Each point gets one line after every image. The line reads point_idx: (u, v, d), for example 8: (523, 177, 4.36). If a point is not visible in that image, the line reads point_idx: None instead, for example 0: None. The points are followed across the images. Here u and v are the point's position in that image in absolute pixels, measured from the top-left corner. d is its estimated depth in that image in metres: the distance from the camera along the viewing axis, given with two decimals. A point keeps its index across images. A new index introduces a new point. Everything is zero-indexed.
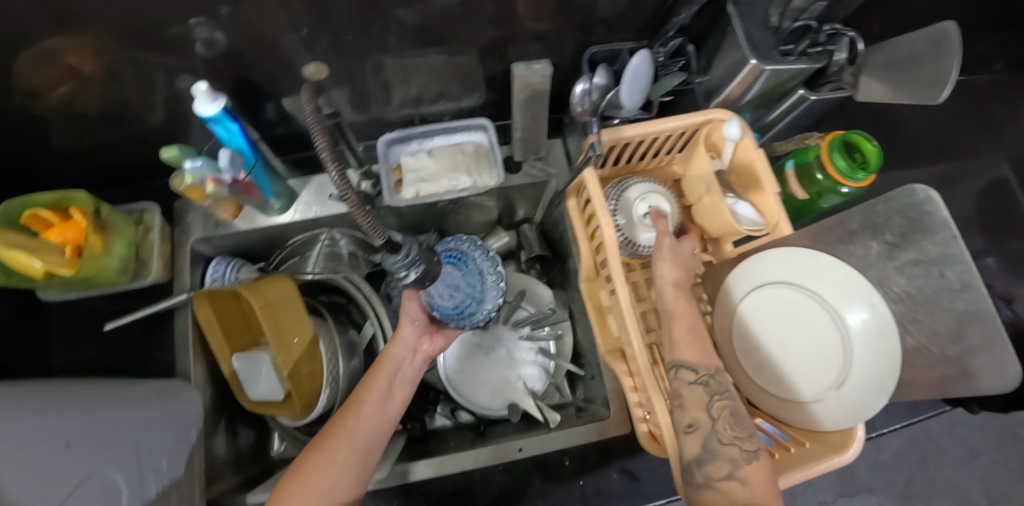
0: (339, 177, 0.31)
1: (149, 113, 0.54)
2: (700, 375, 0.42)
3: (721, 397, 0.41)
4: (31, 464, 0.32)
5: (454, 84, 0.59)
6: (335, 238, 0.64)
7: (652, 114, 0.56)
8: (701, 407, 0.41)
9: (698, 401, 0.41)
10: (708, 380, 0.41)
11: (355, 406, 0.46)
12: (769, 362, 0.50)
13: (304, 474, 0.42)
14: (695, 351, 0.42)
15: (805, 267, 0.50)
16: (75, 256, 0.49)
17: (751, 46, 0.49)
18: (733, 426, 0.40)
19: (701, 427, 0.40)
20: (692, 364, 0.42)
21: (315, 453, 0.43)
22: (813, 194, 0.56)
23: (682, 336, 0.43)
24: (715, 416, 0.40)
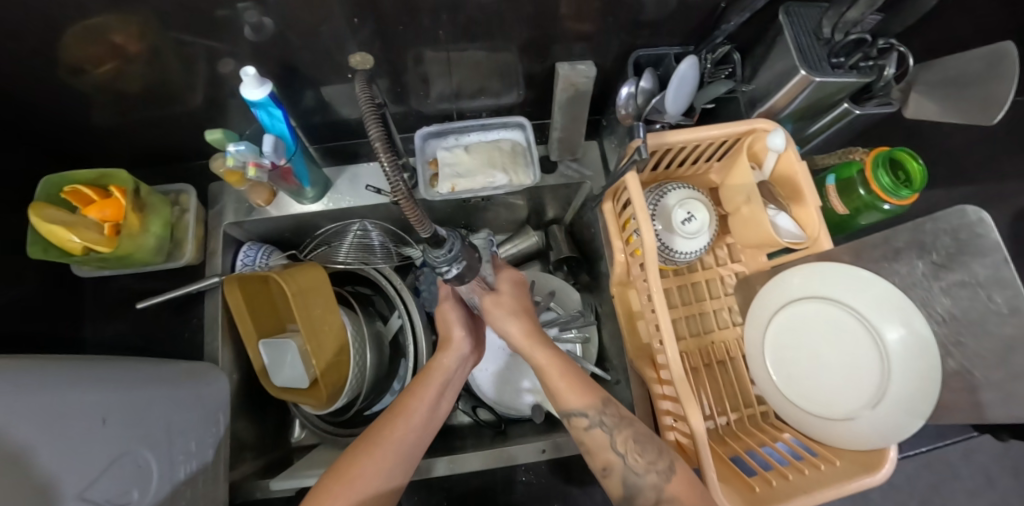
0: (391, 165, 0.32)
1: (191, 95, 0.55)
2: (593, 418, 0.43)
3: (620, 431, 0.42)
4: (68, 439, 0.32)
5: (492, 80, 0.59)
6: (366, 230, 0.60)
7: (694, 120, 0.55)
8: (607, 450, 0.42)
9: (600, 446, 0.43)
10: (599, 421, 0.43)
11: (406, 412, 0.45)
12: (800, 377, 0.49)
13: (349, 477, 0.40)
14: (577, 399, 0.44)
15: (844, 282, 0.49)
16: (114, 234, 0.49)
17: (802, 56, 0.48)
18: (641, 454, 0.41)
19: (614, 469, 0.42)
20: (579, 411, 0.43)
21: (360, 457, 0.42)
22: (853, 210, 0.55)
23: (562, 386, 0.45)
24: (622, 452, 0.42)
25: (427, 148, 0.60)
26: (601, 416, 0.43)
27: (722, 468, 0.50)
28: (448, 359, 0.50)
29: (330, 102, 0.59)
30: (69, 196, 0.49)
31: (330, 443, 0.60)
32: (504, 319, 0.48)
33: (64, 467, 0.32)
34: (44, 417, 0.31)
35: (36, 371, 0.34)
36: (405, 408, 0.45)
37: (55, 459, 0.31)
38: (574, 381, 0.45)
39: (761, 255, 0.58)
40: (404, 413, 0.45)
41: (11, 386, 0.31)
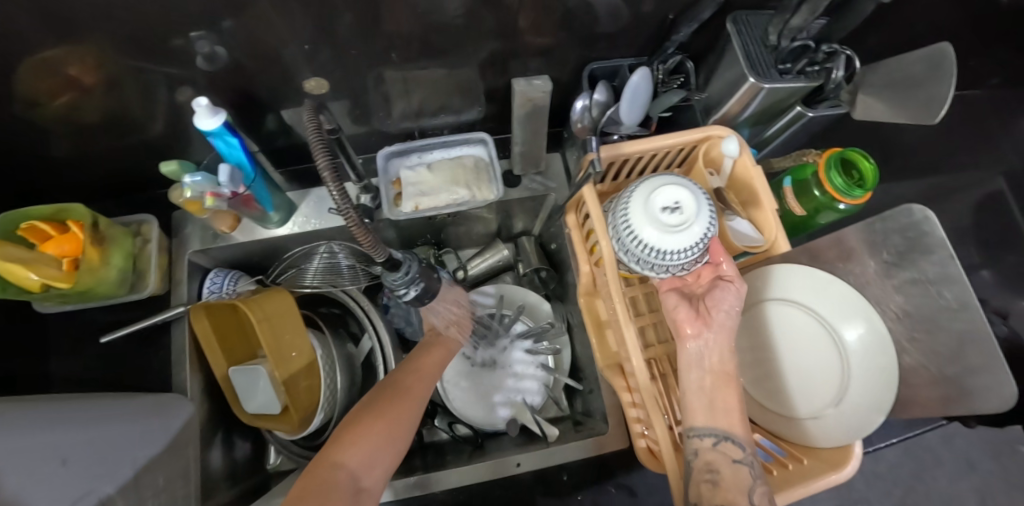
0: (339, 194, 0.32)
1: (150, 124, 0.54)
2: (747, 456, 0.39)
3: (761, 481, 0.39)
4: (23, 482, 0.32)
5: (454, 97, 0.59)
6: (334, 251, 0.60)
7: (650, 130, 0.56)
8: (741, 490, 0.38)
9: (739, 484, 0.38)
10: (750, 460, 0.39)
11: (419, 376, 0.50)
12: (767, 377, 0.50)
13: (381, 418, 0.43)
14: (736, 425, 0.40)
15: (807, 284, 0.50)
16: (72, 269, 0.49)
17: (750, 63, 0.49)
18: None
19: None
20: (738, 441, 0.39)
21: (387, 406, 0.45)
22: (811, 210, 0.56)
23: (730, 405, 0.40)
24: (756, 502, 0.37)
25: (387, 170, 0.59)
26: (753, 457, 0.40)
27: None
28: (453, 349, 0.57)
29: (292, 125, 0.60)
30: (25, 232, 0.48)
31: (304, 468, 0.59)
32: (722, 308, 0.41)
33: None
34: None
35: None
36: (419, 374, 0.51)
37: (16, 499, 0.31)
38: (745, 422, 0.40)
39: None
40: (421, 371, 0.51)
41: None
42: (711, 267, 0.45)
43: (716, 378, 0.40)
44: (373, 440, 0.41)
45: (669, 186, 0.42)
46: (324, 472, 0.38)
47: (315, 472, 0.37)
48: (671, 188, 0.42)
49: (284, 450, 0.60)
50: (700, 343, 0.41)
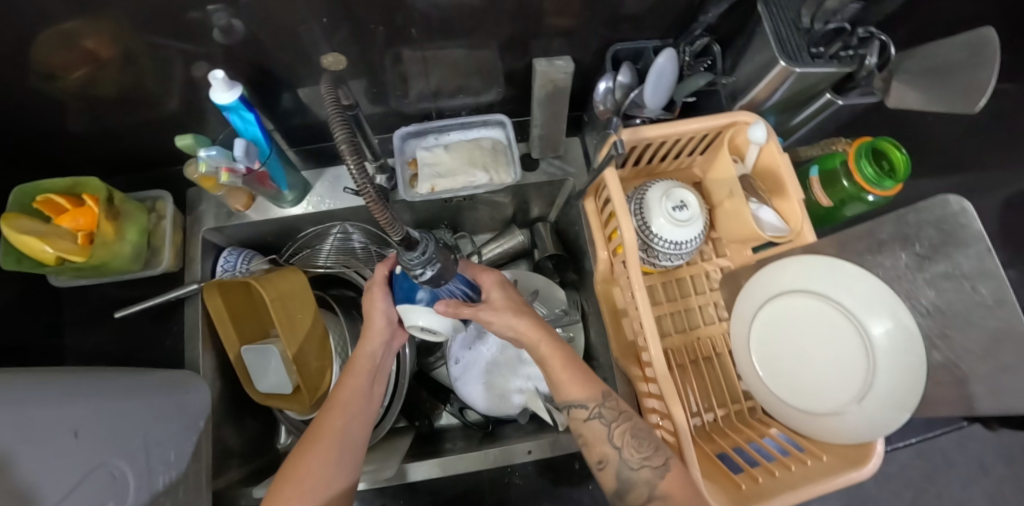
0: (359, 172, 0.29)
1: (164, 99, 0.54)
2: (592, 410, 0.42)
3: (617, 424, 0.41)
4: (33, 453, 0.32)
5: (473, 78, 0.58)
6: (347, 232, 0.62)
7: (674, 114, 0.54)
8: (603, 442, 0.41)
9: (598, 437, 0.41)
10: (600, 412, 0.42)
11: (335, 405, 0.44)
12: (786, 372, 0.48)
13: (298, 478, 0.40)
14: (581, 389, 0.43)
15: (829, 275, 0.48)
16: (87, 243, 0.49)
17: (781, 46, 0.47)
18: (636, 448, 0.40)
19: (609, 461, 0.41)
20: (580, 402, 0.42)
21: (301, 459, 0.41)
22: (837, 202, 0.54)
23: (563, 376, 0.43)
24: (618, 445, 0.41)
25: (405, 148, 0.59)
26: (602, 408, 0.42)
27: (708, 467, 0.49)
28: (370, 345, 0.47)
29: (308, 103, 0.59)
30: (40, 205, 0.48)
31: None
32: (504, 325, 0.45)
33: (32, 484, 0.31)
34: (11, 432, 0.31)
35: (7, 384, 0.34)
36: (339, 400, 0.45)
37: (22, 475, 0.30)
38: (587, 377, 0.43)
39: (746, 249, 0.56)
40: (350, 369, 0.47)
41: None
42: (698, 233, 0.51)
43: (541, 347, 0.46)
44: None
45: (674, 191, 0.51)
46: None
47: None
48: (678, 191, 0.51)
49: (294, 428, 0.60)
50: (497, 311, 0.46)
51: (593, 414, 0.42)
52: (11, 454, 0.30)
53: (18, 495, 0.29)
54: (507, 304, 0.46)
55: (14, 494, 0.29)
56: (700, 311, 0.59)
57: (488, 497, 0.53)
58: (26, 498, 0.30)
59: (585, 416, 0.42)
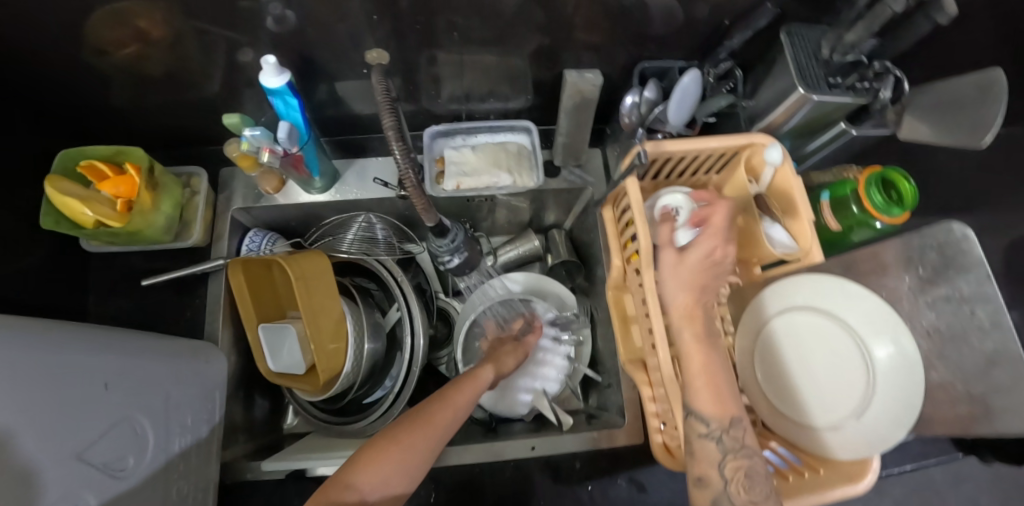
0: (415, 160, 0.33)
1: (209, 81, 0.56)
2: (713, 430, 0.38)
3: (736, 456, 0.38)
4: (65, 398, 0.33)
5: (503, 84, 0.60)
6: (371, 222, 0.63)
7: (695, 132, 0.57)
8: (712, 464, 0.38)
9: (709, 459, 0.38)
10: (720, 436, 0.38)
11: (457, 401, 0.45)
12: (799, 384, 0.49)
13: (404, 445, 0.39)
14: (715, 404, 0.39)
15: (834, 295, 0.51)
16: (126, 210, 0.51)
17: (800, 74, 0.50)
18: (747, 488, 0.37)
19: (710, 484, 0.38)
20: (704, 416, 0.39)
21: (414, 426, 0.41)
22: (846, 226, 0.56)
23: (702, 386, 0.40)
24: (726, 477, 0.38)
25: (432, 147, 0.61)
26: (723, 434, 0.39)
27: None
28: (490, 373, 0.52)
29: (343, 96, 0.61)
30: (84, 170, 0.50)
31: (323, 430, 0.60)
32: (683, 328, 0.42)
33: (62, 426, 0.32)
34: (48, 374, 0.32)
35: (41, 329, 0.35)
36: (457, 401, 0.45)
37: (54, 416, 0.31)
38: (727, 401, 0.39)
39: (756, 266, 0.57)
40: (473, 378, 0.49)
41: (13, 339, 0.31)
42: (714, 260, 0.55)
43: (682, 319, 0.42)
44: (391, 468, 0.38)
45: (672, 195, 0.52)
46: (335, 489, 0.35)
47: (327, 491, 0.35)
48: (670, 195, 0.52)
49: (302, 411, 0.61)
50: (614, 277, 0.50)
51: (712, 434, 0.39)
52: (43, 396, 0.31)
53: (48, 436, 0.31)
54: (702, 273, 0.43)
55: (48, 432, 0.31)
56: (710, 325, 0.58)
57: (490, 488, 0.54)
58: (57, 438, 0.31)
59: (704, 432, 0.39)
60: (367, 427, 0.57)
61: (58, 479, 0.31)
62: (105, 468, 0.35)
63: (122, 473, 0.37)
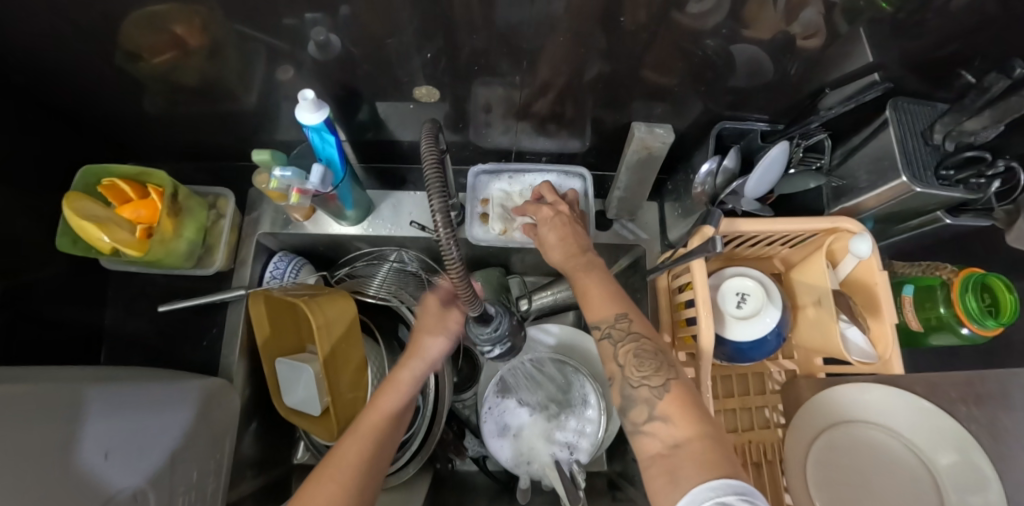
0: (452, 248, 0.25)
1: (244, 95, 0.51)
2: (603, 329, 0.39)
3: (626, 343, 0.38)
4: (58, 477, 0.31)
5: (559, 124, 0.54)
6: (404, 260, 0.58)
7: (770, 209, 0.50)
8: (610, 361, 0.38)
9: (605, 355, 0.38)
10: (609, 331, 0.39)
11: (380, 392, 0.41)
12: (869, 504, 0.42)
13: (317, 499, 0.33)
14: (603, 308, 0.39)
15: (902, 409, 0.44)
16: (146, 237, 0.47)
17: (907, 161, 0.44)
18: (639, 366, 0.36)
19: (616, 379, 0.38)
20: (593, 321, 0.40)
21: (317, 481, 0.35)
22: (928, 325, 0.50)
23: (589, 293, 0.41)
24: (622, 364, 0.37)
25: (485, 182, 0.56)
26: (612, 327, 0.39)
27: None
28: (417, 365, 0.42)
29: (385, 119, 0.55)
30: (106, 191, 0.47)
31: None
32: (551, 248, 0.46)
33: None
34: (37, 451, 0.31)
35: (35, 397, 0.34)
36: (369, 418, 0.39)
37: (47, 496, 0.30)
38: (609, 293, 0.40)
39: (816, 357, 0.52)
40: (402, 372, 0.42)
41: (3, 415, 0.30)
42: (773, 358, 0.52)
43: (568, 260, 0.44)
44: None
45: (741, 279, 0.46)
46: None
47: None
48: (738, 278, 0.46)
49: (314, 450, 0.58)
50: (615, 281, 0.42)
51: (604, 333, 0.39)
52: (32, 478, 0.29)
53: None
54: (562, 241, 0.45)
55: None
56: (756, 412, 0.54)
57: None
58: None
59: (596, 334, 0.39)
60: None
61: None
62: None
63: None
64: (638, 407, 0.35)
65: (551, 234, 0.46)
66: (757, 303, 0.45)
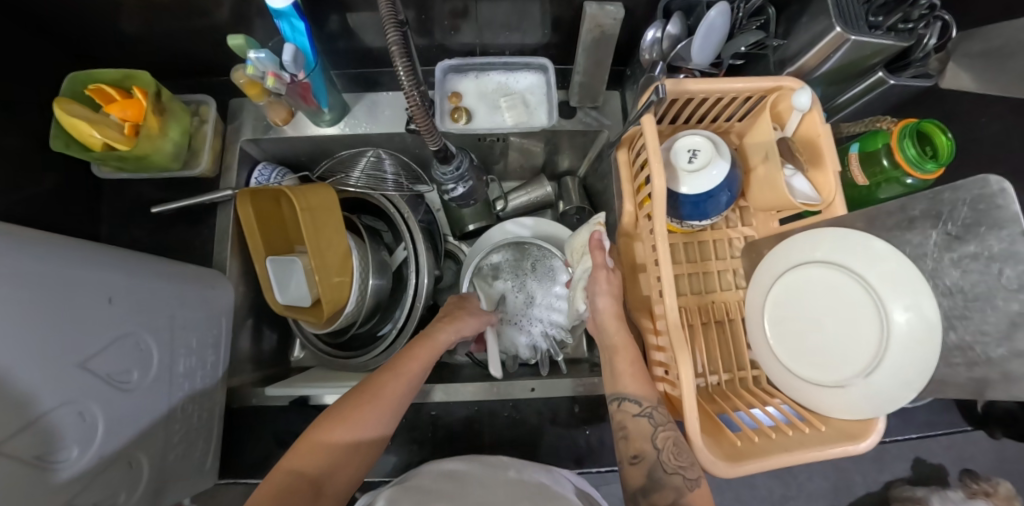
0: (410, 81, 0.37)
1: (215, 9, 0.52)
2: (644, 408, 0.47)
3: (664, 429, 0.45)
4: (67, 310, 0.33)
5: (518, 19, 0.56)
6: (380, 157, 0.62)
7: (720, 73, 0.54)
8: (645, 440, 0.45)
9: (642, 434, 0.46)
10: (651, 413, 0.46)
11: (384, 392, 0.43)
12: (808, 352, 0.45)
13: (334, 433, 0.40)
14: (638, 386, 0.48)
15: (856, 251, 0.44)
16: (134, 134, 0.50)
17: (838, 14, 0.46)
18: (676, 456, 0.44)
19: (646, 458, 0.45)
20: (635, 398, 0.47)
21: (355, 409, 0.41)
22: (874, 181, 0.53)
23: (626, 370, 0.49)
24: (659, 447, 0.44)
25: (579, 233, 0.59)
26: (653, 410, 0.47)
27: (705, 422, 0.50)
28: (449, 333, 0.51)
29: (354, 28, 0.56)
30: (92, 93, 0.49)
31: (329, 363, 0.62)
32: (601, 295, 0.53)
33: (65, 336, 0.33)
34: (47, 283, 0.32)
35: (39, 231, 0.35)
36: (404, 369, 0.45)
37: (57, 327, 0.32)
38: (641, 375, 0.49)
39: (773, 220, 0.55)
40: (431, 342, 0.49)
41: (15, 244, 0.31)
42: (722, 231, 0.58)
43: (619, 353, 0.51)
44: (339, 447, 0.39)
45: (692, 137, 0.49)
46: (276, 480, 0.36)
47: (271, 479, 0.36)
48: (689, 136, 0.49)
49: (308, 344, 0.63)
50: (597, 303, 0.53)
51: (643, 411, 0.47)
52: (41, 305, 0.31)
53: (47, 343, 0.31)
54: (614, 322, 0.52)
55: (50, 337, 0.32)
56: (718, 276, 0.58)
57: (487, 428, 0.55)
58: (59, 345, 0.33)
59: (636, 411, 0.47)
60: (369, 363, 0.60)
61: (60, 383, 0.32)
62: (110, 379, 0.37)
63: (127, 386, 0.39)
64: (666, 493, 0.42)
65: (610, 305, 0.52)
66: (706, 157, 0.48)
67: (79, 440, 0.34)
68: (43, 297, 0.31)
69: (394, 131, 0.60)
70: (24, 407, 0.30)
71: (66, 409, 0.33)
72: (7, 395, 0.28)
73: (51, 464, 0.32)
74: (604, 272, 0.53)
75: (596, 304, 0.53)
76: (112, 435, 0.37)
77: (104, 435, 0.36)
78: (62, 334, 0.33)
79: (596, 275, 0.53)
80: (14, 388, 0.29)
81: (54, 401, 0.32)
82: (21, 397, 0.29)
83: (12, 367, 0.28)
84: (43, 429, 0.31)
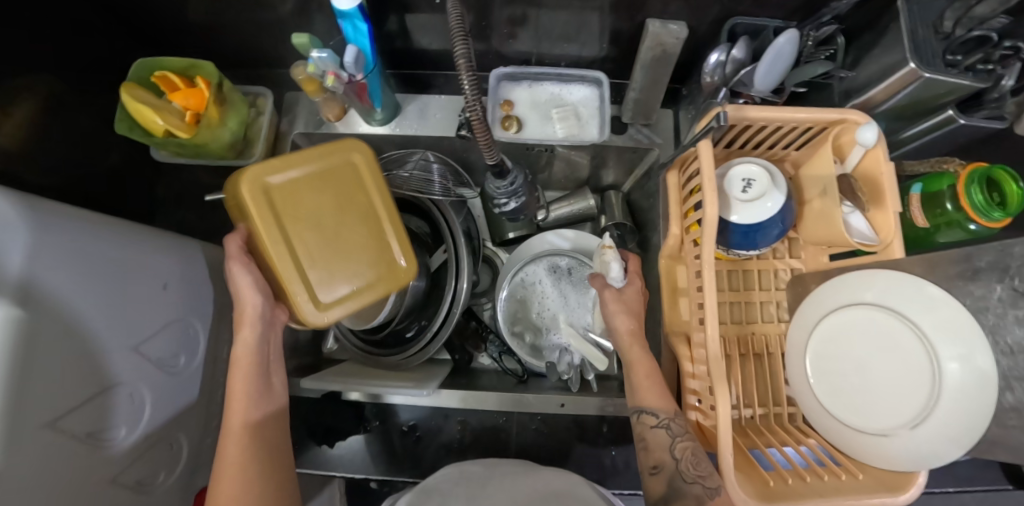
0: (475, 100, 0.37)
1: (280, 5, 0.53)
2: (662, 420, 0.45)
3: (684, 440, 0.44)
4: (126, 295, 0.35)
5: (576, 31, 0.55)
6: (427, 160, 0.63)
7: (781, 100, 0.52)
8: (665, 451, 0.44)
9: (661, 445, 0.45)
10: (669, 424, 0.45)
11: (230, 401, 0.38)
12: (847, 395, 0.43)
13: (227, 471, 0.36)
14: (658, 398, 0.47)
15: (913, 296, 0.42)
16: (194, 123, 0.52)
17: (914, 47, 0.44)
18: (696, 465, 0.43)
19: (665, 469, 0.44)
20: (654, 410, 0.46)
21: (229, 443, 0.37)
22: (935, 224, 0.51)
23: (644, 384, 0.47)
24: (677, 458, 0.44)
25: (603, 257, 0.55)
26: (670, 421, 0.45)
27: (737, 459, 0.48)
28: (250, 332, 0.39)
29: (413, 30, 0.56)
30: (159, 81, 0.51)
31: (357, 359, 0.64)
32: (617, 314, 0.51)
33: (122, 320, 0.34)
34: (110, 269, 0.33)
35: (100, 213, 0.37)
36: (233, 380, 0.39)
37: (115, 311, 0.33)
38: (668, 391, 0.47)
39: (823, 255, 0.54)
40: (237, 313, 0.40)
41: (88, 228, 0.32)
42: (768, 261, 0.57)
43: (641, 372, 0.48)
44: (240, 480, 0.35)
45: (749, 165, 0.48)
46: None
47: None
48: (743, 165, 0.48)
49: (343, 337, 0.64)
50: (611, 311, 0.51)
51: (661, 423, 0.45)
52: (103, 290, 0.32)
53: (106, 327, 0.33)
54: (628, 334, 0.50)
55: (109, 321, 0.33)
56: (760, 307, 0.57)
57: (514, 438, 0.58)
58: (117, 329, 0.34)
59: (654, 423, 0.46)
60: (402, 363, 0.61)
61: (114, 365, 0.34)
62: (160, 363, 0.39)
63: (175, 370, 0.41)
64: (686, 501, 0.41)
65: (626, 321, 0.50)
66: (762, 187, 0.47)
67: (127, 420, 0.35)
68: (102, 281, 0.32)
69: (443, 134, 0.60)
70: (83, 388, 0.31)
71: (118, 390, 0.34)
72: (67, 372, 0.29)
73: (102, 441, 0.33)
74: (611, 292, 0.52)
75: (610, 323, 0.51)
76: (158, 416, 0.39)
77: (151, 416, 0.38)
78: (118, 317, 0.34)
79: (602, 295, 0.52)
80: (71, 369, 0.30)
81: (109, 381, 0.33)
82: (81, 379, 0.31)
83: (70, 350, 0.30)
84: (98, 408, 0.33)
